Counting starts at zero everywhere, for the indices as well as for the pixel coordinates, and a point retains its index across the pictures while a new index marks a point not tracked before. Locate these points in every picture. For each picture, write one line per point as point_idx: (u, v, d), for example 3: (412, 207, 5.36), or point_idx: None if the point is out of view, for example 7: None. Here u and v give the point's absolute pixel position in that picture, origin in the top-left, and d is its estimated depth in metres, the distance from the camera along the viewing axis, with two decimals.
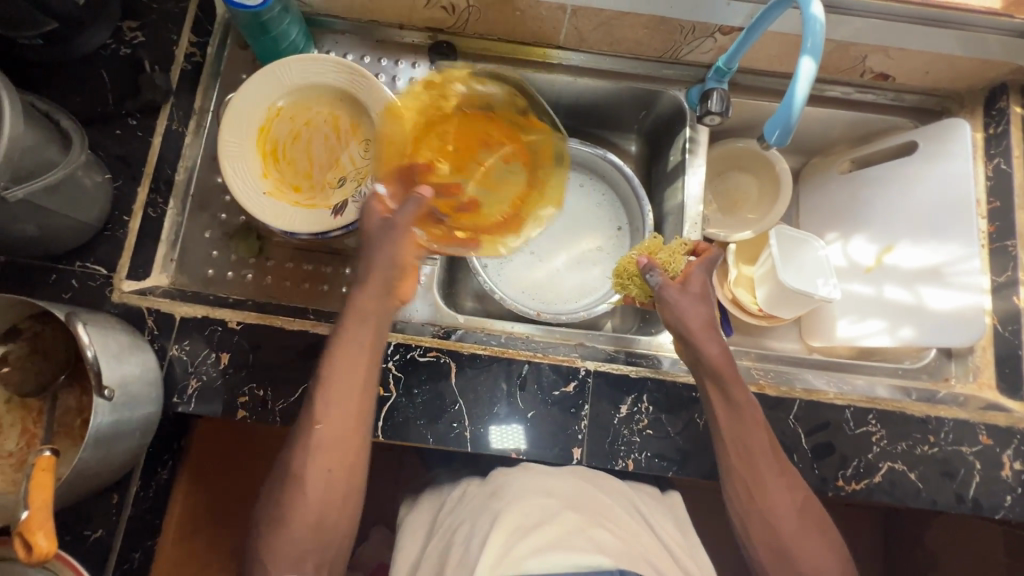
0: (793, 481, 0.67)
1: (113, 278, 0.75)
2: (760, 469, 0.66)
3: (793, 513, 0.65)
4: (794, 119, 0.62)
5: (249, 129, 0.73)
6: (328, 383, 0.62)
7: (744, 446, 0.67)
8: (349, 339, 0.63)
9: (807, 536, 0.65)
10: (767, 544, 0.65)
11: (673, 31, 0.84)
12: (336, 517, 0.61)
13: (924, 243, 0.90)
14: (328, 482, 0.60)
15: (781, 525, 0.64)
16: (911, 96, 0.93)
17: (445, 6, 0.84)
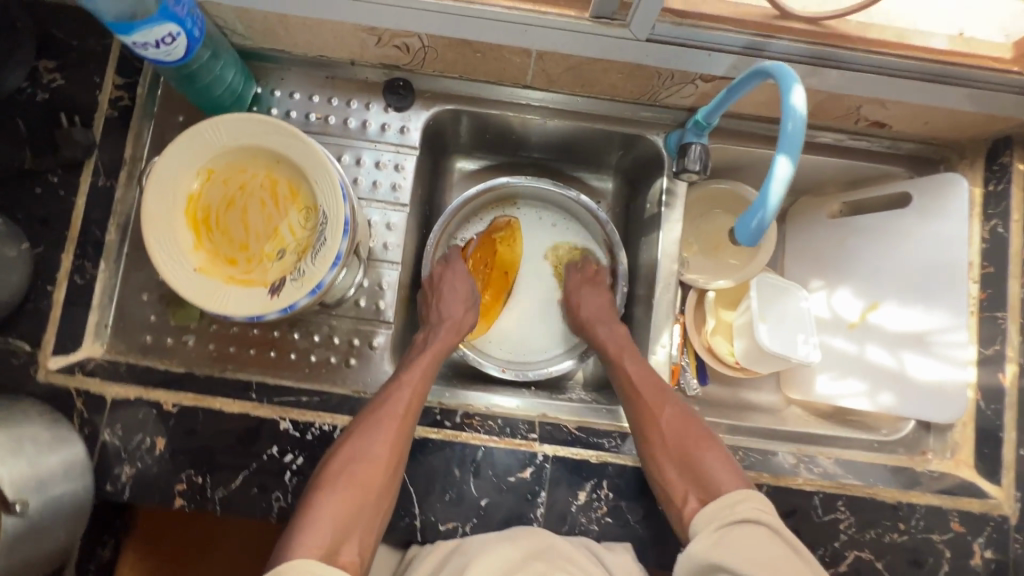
0: (702, 435, 0.73)
1: (37, 355, 0.69)
2: (667, 423, 0.73)
3: (708, 456, 0.70)
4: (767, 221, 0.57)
5: (176, 197, 0.67)
6: (410, 385, 0.72)
7: (650, 402, 0.75)
8: (403, 389, 0.72)
9: (717, 469, 0.68)
10: (679, 485, 0.68)
11: (650, 77, 0.76)
12: (381, 505, 0.66)
13: (911, 305, 0.85)
14: (359, 492, 0.64)
15: (688, 465, 0.69)
16: (908, 144, 0.87)
17: (399, 44, 0.75)
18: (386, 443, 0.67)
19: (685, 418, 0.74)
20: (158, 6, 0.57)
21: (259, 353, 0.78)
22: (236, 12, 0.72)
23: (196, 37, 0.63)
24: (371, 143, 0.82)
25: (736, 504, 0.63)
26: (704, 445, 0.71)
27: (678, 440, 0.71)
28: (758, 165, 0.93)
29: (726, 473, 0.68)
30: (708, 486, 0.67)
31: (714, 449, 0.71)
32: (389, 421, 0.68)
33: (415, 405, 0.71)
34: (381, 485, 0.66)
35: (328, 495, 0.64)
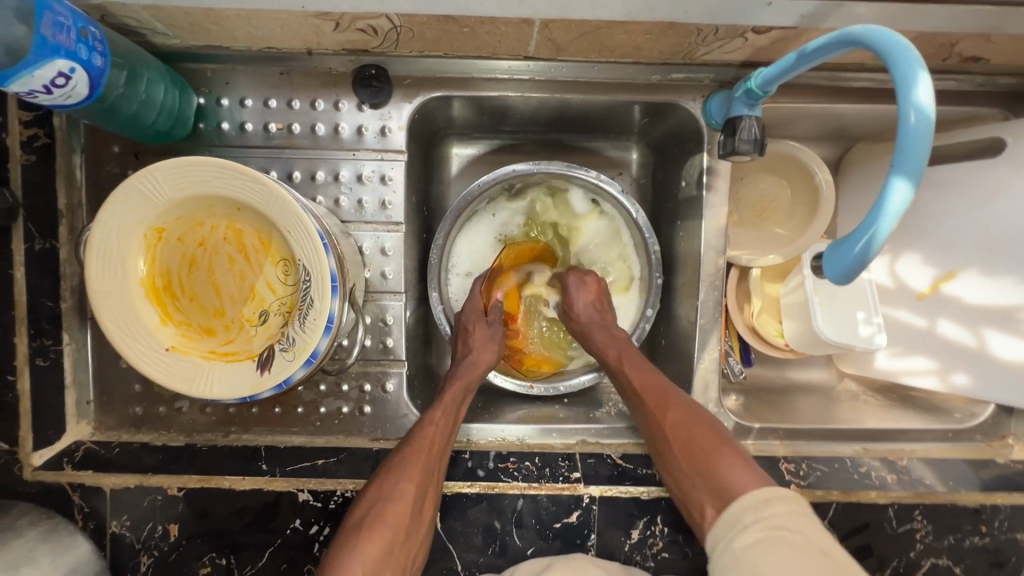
0: (716, 430, 0.61)
1: (18, 452, 0.62)
2: (672, 424, 0.63)
3: (723, 458, 0.58)
4: (871, 252, 0.43)
5: (127, 268, 0.55)
6: (439, 417, 0.64)
7: (655, 403, 0.65)
8: (432, 425, 0.63)
9: (728, 466, 0.57)
10: (693, 490, 0.59)
11: (687, 34, 0.60)
12: (413, 546, 0.58)
13: (996, 277, 0.73)
14: (386, 550, 0.55)
15: (692, 466, 0.60)
16: (1006, 79, 0.71)
17: (363, 27, 0.59)
18: (416, 478, 0.59)
19: (690, 413, 0.63)
20: (33, 40, 0.42)
21: (262, 410, 0.70)
22: (148, 11, 0.55)
23: (100, 68, 0.48)
24: (349, 153, 0.68)
25: (763, 507, 0.52)
26: (715, 443, 0.60)
27: (686, 444, 0.61)
28: (814, 118, 0.77)
29: (736, 470, 0.57)
30: (716, 484, 0.57)
31: (726, 445, 0.59)
32: (418, 454, 0.60)
33: (446, 439, 0.63)
34: (413, 525, 0.58)
35: (357, 538, 0.55)
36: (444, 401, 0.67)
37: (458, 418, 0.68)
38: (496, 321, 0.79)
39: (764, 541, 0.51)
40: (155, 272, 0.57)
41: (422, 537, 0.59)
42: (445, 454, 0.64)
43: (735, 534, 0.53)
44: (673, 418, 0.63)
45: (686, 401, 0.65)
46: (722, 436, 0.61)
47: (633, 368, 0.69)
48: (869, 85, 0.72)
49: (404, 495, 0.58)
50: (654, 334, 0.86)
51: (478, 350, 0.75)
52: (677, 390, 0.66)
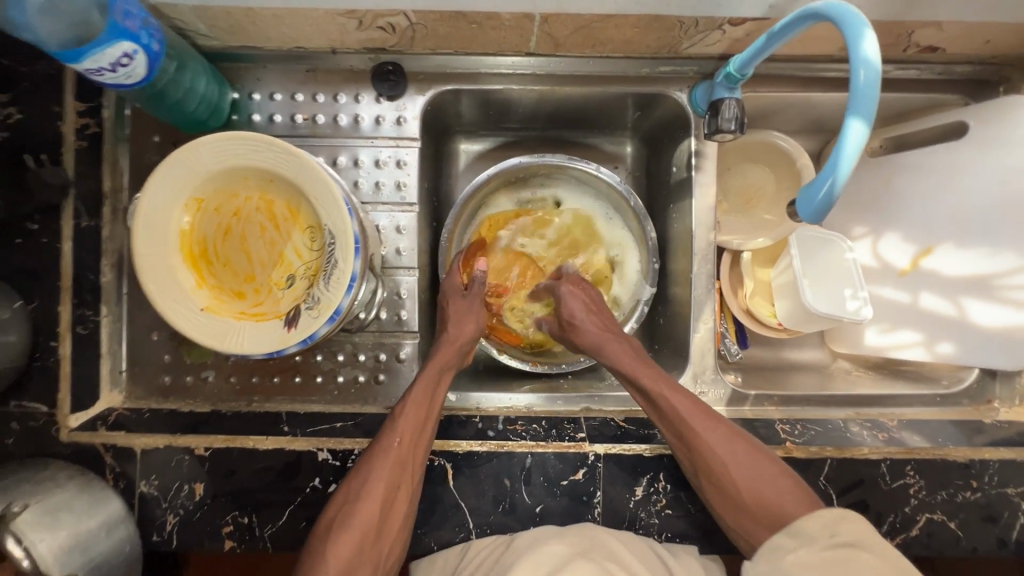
0: (772, 461, 0.64)
1: (56, 414, 0.66)
2: (731, 463, 0.64)
3: (784, 489, 0.62)
4: (838, 190, 0.50)
5: (167, 234, 0.61)
6: (408, 414, 0.66)
7: (708, 439, 0.64)
8: (402, 423, 0.65)
9: (788, 499, 0.61)
10: (749, 524, 0.62)
11: (671, 27, 0.67)
12: (390, 538, 0.62)
13: (971, 248, 0.78)
14: (359, 546, 0.60)
15: (761, 507, 0.61)
16: (962, 67, 0.78)
17: (383, 25, 0.66)
18: (386, 481, 0.62)
19: (754, 452, 0.64)
20: (106, 23, 0.49)
21: (283, 380, 0.74)
22: (194, 12, 0.63)
23: (157, 52, 0.55)
24: (367, 141, 0.75)
25: (836, 525, 0.57)
26: (775, 478, 0.62)
27: (748, 485, 0.62)
28: (792, 109, 0.84)
29: (797, 504, 0.61)
30: (774, 516, 0.61)
31: (782, 474, 0.63)
32: (388, 460, 0.63)
33: (417, 436, 0.65)
34: (385, 520, 0.62)
35: (329, 537, 0.60)
36: (417, 394, 0.68)
37: (435, 406, 0.69)
38: (473, 295, 0.79)
39: (834, 554, 0.55)
40: (190, 241, 0.62)
41: (401, 527, 0.63)
42: (422, 445, 0.66)
43: (798, 548, 0.57)
44: (730, 454, 0.64)
45: (733, 428, 0.67)
46: (783, 471, 0.63)
47: (677, 400, 0.68)
48: (840, 76, 0.79)
49: (373, 495, 0.61)
50: (653, 314, 0.90)
51: (457, 324, 0.75)
52: (715, 411, 0.68)
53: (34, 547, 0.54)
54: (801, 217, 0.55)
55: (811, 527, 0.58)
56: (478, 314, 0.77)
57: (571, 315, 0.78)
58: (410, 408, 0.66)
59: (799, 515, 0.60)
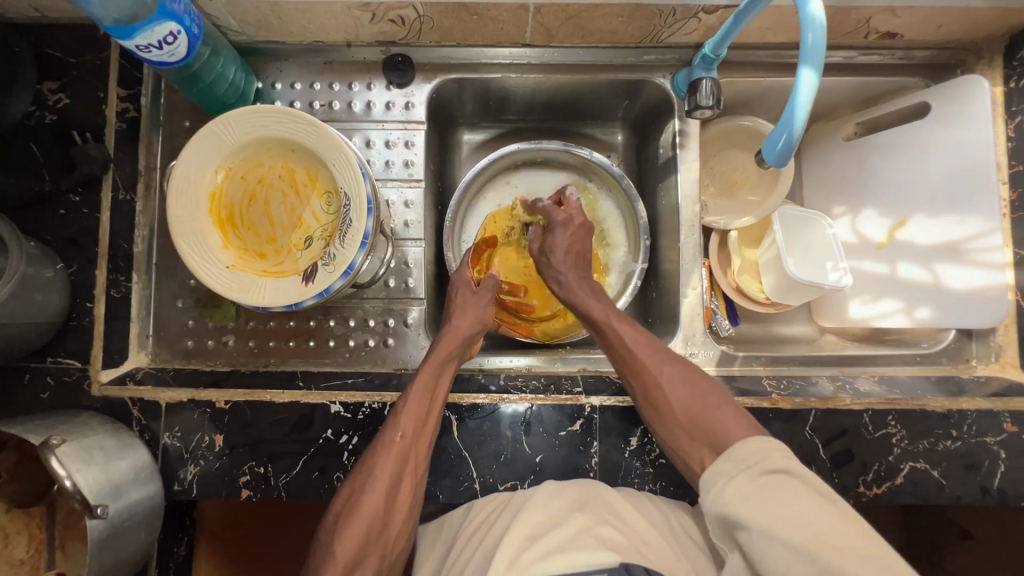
0: (715, 388, 0.65)
1: (89, 369, 0.71)
2: (669, 386, 0.66)
3: (721, 410, 0.62)
4: (797, 134, 0.60)
5: (199, 198, 0.67)
6: (409, 405, 0.67)
7: (647, 362, 0.68)
8: (404, 414, 0.66)
9: (726, 420, 0.61)
10: (690, 445, 0.63)
11: (651, 16, 0.74)
12: (396, 524, 0.64)
13: (941, 216, 0.83)
14: (364, 539, 0.60)
15: (692, 423, 0.63)
16: (922, 52, 0.86)
17: (393, 18, 0.74)
18: (389, 473, 0.63)
19: (692, 376, 0.66)
20: (157, 6, 0.57)
21: (298, 344, 0.79)
22: (227, 7, 0.71)
23: (196, 35, 0.63)
24: (378, 124, 0.82)
25: (765, 450, 0.56)
26: (714, 401, 0.63)
27: (686, 407, 0.64)
28: (769, 96, 0.91)
29: (731, 420, 0.61)
30: (714, 438, 0.60)
31: (722, 401, 0.63)
32: (391, 452, 0.64)
33: (420, 426, 0.66)
34: (390, 511, 0.63)
35: (335, 531, 0.61)
36: (417, 387, 0.68)
37: (439, 397, 0.70)
38: (484, 290, 0.80)
39: (765, 480, 0.54)
40: (219, 208, 0.68)
41: (405, 513, 0.65)
42: (424, 435, 0.67)
43: (734, 475, 0.56)
44: (670, 378, 0.66)
45: (677, 359, 0.68)
46: (721, 393, 0.64)
47: (622, 328, 0.72)
48: None
49: (377, 490, 0.62)
50: (646, 289, 0.96)
51: (460, 316, 0.76)
52: (668, 349, 0.69)
53: (74, 473, 0.58)
54: (768, 163, 0.65)
55: (747, 451, 0.57)
56: (483, 312, 0.78)
57: (554, 245, 0.81)
58: (411, 401, 0.66)
59: (738, 439, 0.59)
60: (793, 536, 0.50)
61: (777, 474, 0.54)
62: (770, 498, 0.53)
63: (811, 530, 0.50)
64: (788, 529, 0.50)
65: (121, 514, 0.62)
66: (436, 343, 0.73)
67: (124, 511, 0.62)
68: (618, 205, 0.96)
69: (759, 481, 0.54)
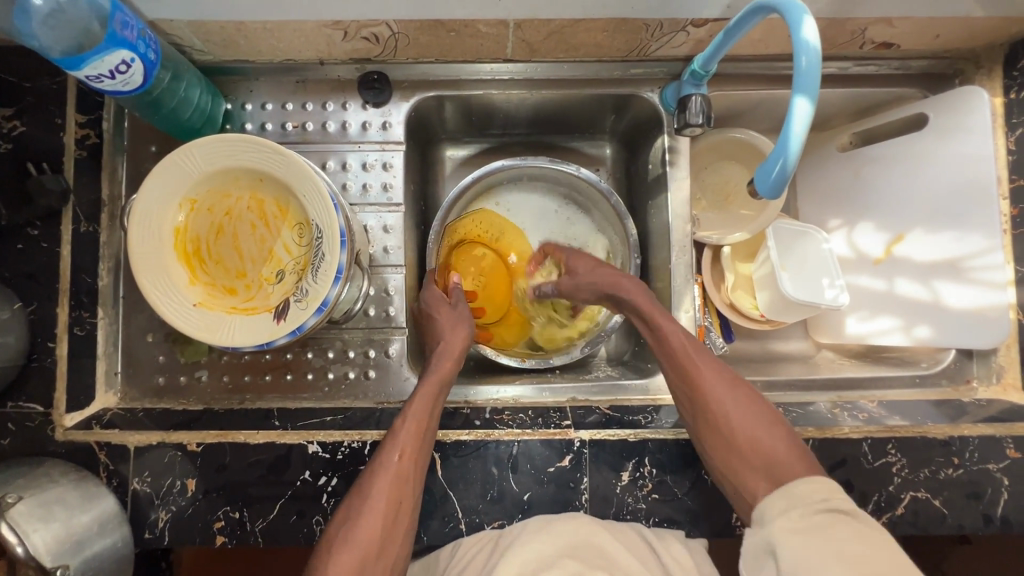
0: (772, 423, 0.65)
1: (52, 414, 0.68)
2: (733, 410, 0.65)
3: (779, 442, 0.63)
4: (791, 164, 0.57)
5: (162, 232, 0.63)
6: (408, 424, 0.65)
7: (708, 386, 0.67)
8: (404, 434, 0.64)
9: (786, 454, 0.61)
10: (740, 471, 0.62)
11: (638, 30, 0.71)
12: (394, 552, 0.60)
13: (939, 232, 0.80)
14: (360, 563, 0.58)
15: (757, 453, 0.62)
16: (919, 62, 0.83)
17: (367, 35, 0.70)
18: (386, 495, 0.61)
19: (752, 402, 0.66)
20: (105, 32, 0.53)
21: (274, 378, 0.76)
22: (189, 28, 0.66)
23: (153, 61, 0.59)
24: (355, 145, 0.79)
25: (822, 493, 0.55)
26: (775, 435, 0.63)
27: (749, 434, 0.63)
28: (762, 107, 0.87)
29: (797, 463, 0.60)
30: (776, 475, 0.60)
31: (782, 432, 0.64)
32: (388, 473, 0.62)
33: (417, 449, 0.64)
34: (388, 534, 0.60)
35: (328, 556, 0.58)
36: (414, 404, 0.67)
37: (436, 417, 0.68)
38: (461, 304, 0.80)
39: (823, 518, 0.53)
40: (184, 245, 0.65)
41: (404, 538, 0.62)
42: (424, 454, 0.65)
43: (778, 515, 0.56)
44: (732, 404, 0.65)
45: (731, 378, 0.68)
46: (782, 433, 0.63)
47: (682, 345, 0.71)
48: None
49: (373, 512, 0.60)
50: None
51: (452, 329, 0.76)
52: (730, 372, 0.69)
53: (29, 536, 0.55)
54: (761, 191, 0.62)
55: (804, 490, 0.56)
56: (468, 324, 0.77)
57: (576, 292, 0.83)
58: (409, 421, 0.65)
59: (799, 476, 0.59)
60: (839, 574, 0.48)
61: (836, 513, 0.53)
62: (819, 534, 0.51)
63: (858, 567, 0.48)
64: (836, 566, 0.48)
65: (83, 572, 0.59)
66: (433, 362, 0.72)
67: (87, 567, 0.59)
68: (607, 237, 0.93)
69: (816, 521, 0.53)
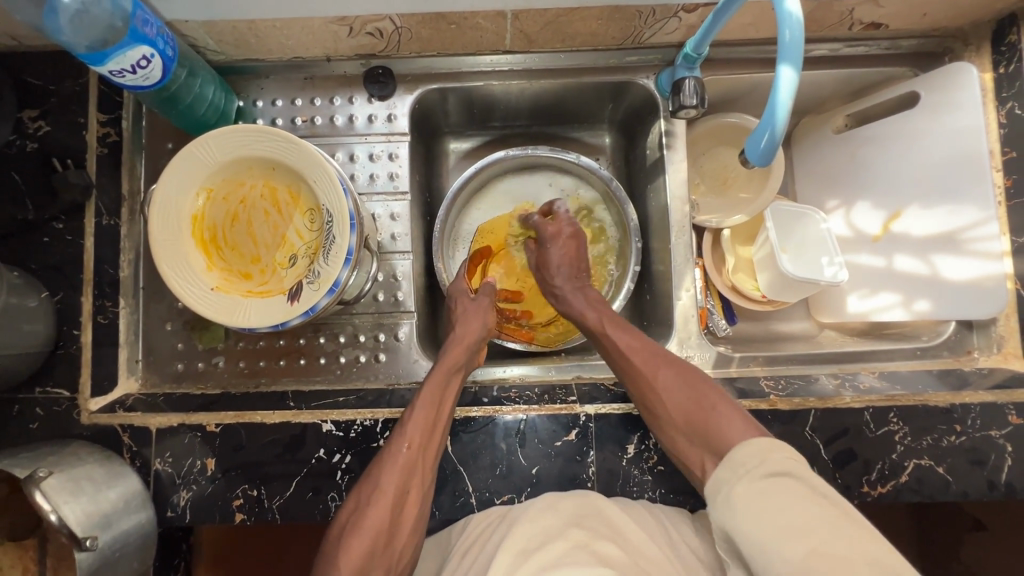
0: (709, 389, 0.65)
1: (77, 398, 0.71)
2: (664, 390, 0.66)
3: (718, 412, 0.62)
4: (783, 122, 0.60)
5: (181, 221, 0.66)
6: (417, 416, 0.66)
7: (637, 367, 0.69)
8: (414, 424, 0.65)
9: (726, 423, 0.61)
10: (688, 446, 0.63)
11: (631, 17, 0.73)
12: (403, 539, 0.63)
13: (935, 207, 0.82)
14: (372, 550, 0.59)
15: (693, 428, 0.63)
16: (908, 41, 0.85)
17: (371, 31, 0.74)
18: (394, 485, 0.62)
19: (688, 378, 0.66)
20: (128, 29, 0.57)
21: (288, 362, 0.79)
22: (204, 28, 0.70)
23: (171, 57, 0.63)
24: (361, 138, 0.82)
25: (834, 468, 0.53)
26: (710, 405, 0.63)
27: (682, 408, 0.64)
28: (756, 91, 0.90)
29: (736, 430, 0.60)
30: (712, 442, 0.60)
31: (722, 402, 0.63)
32: (398, 462, 0.63)
33: (427, 438, 0.65)
34: (396, 523, 0.62)
35: (339, 544, 0.60)
36: (425, 398, 0.68)
37: (446, 407, 0.69)
38: (483, 297, 0.82)
39: (767, 483, 0.54)
40: (201, 232, 0.68)
41: (412, 526, 0.63)
42: (432, 448, 0.66)
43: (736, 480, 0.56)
44: (665, 382, 0.66)
45: (670, 359, 0.69)
46: (720, 398, 0.64)
47: (617, 335, 0.73)
48: None
49: (382, 500, 0.61)
50: (640, 293, 0.94)
51: (466, 324, 0.77)
52: (666, 353, 0.70)
53: (61, 506, 0.57)
54: (762, 155, 0.64)
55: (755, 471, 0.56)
56: (484, 316, 0.79)
57: (549, 261, 0.83)
58: (418, 410, 0.66)
59: (734, 441, 0.59)
60: (794, 553, 0.49)
61: (782, 477, 0.54)
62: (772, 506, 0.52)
63: (809, 542, 0.49)
64: (792, 545, 0.49)
65: (109, 545, 0.61)
66: (443, 353, 0.73)
67: (114, 541, 0.61)
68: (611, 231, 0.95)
69: (765, 490, 0.53)
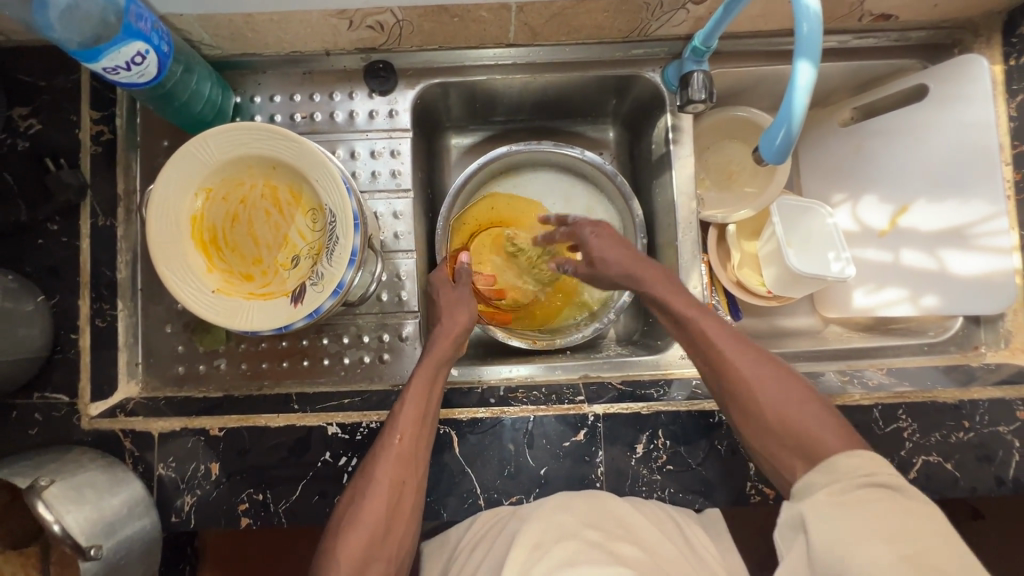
0: (799, 384, 0.62)
1: (77, 404, 0.70)
2: (760, 387, 0.62)
3: (816, 416, 0.59)
4: (798, 120, 0.60)
5: (179, 222, 0.65)
6: (407, 409, 0.65)
7: (735, 365, 0.63)
8: (405, 415, 0.64)
9: (827, 432, 0.57)
10: (782, 452, 0.59)
11: (638, 10, 0.72)
12: (401, 528, 0.62)
13: (944, 201, 0.81)
14: (370, 542, 0.59)
15: (789, 431, 0.59)
16: (918, 33, 0.84)
17: (372, 24, 0.71)
18: (389, 476, 0.61)
19: (782, 374, 0.62)
20: (122, 25, 0.55)
21: (291, 364, 0.78)
22: (199, 22, 0.68)
23: (167, 53, 0.61)
24: (362, 134, 0.81)
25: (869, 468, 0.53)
26: (807, 410, 0.59)
27: (782, 414, 0.60)
28: (763, 84, 0.88)
29: (837, 438, 0.57)
30: (812, 451, 0.57)
31: (820, 408, 0.60)
32: (389, 456, 0.62)
33: (420, 428, 0.65)
34: (395, 512, 0.61)
35: (337, 537, 0.59)
36: (415, 386, 0.67)
37: (435, 399, 0.68)
38: (462, 285, 0.78)
39: (865, 493, 0.50)
40: (198, 235, 0.66)
41: (411, 517, 0.63)
42: (425, 436, 0.65)
43: (828, 484, 0.53)
44: (761, 380, 0.62)
45: (770, 362, 0.64)
46: (812, 397, 0.61)
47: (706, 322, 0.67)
48: None
49: (377, 496, 0.61)
50: None
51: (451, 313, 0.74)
52: (759, 349, 0.65)
53: (63, 516, 0.56)
54: (774, 151, 0.65)
55: None
56: (469, 304, 0.76)
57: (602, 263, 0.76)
58: (408, 401, 0.65)
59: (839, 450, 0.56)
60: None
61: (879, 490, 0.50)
62: (856, 511, 0.49)
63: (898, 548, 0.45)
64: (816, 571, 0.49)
65: (116, 552, 0.60)
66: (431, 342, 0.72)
67: (119, 548, 0.60)
68: (618, 231, 0.94)
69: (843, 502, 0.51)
